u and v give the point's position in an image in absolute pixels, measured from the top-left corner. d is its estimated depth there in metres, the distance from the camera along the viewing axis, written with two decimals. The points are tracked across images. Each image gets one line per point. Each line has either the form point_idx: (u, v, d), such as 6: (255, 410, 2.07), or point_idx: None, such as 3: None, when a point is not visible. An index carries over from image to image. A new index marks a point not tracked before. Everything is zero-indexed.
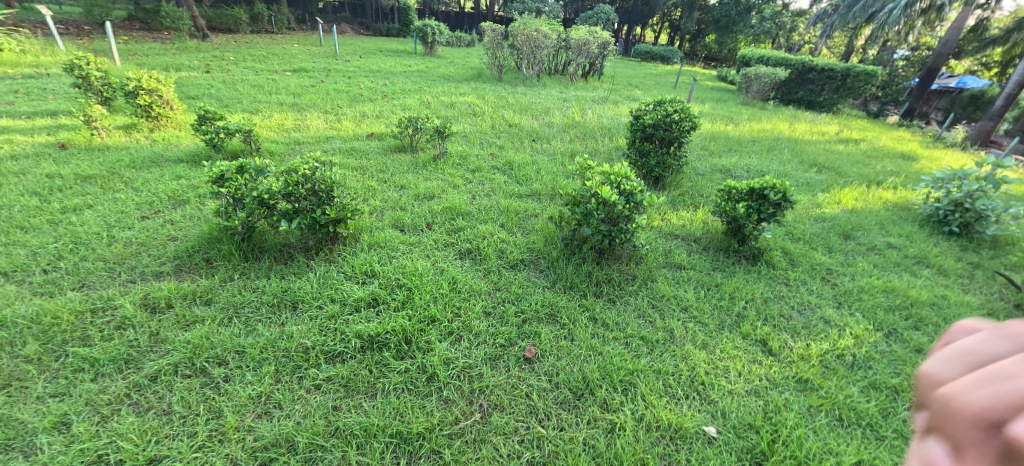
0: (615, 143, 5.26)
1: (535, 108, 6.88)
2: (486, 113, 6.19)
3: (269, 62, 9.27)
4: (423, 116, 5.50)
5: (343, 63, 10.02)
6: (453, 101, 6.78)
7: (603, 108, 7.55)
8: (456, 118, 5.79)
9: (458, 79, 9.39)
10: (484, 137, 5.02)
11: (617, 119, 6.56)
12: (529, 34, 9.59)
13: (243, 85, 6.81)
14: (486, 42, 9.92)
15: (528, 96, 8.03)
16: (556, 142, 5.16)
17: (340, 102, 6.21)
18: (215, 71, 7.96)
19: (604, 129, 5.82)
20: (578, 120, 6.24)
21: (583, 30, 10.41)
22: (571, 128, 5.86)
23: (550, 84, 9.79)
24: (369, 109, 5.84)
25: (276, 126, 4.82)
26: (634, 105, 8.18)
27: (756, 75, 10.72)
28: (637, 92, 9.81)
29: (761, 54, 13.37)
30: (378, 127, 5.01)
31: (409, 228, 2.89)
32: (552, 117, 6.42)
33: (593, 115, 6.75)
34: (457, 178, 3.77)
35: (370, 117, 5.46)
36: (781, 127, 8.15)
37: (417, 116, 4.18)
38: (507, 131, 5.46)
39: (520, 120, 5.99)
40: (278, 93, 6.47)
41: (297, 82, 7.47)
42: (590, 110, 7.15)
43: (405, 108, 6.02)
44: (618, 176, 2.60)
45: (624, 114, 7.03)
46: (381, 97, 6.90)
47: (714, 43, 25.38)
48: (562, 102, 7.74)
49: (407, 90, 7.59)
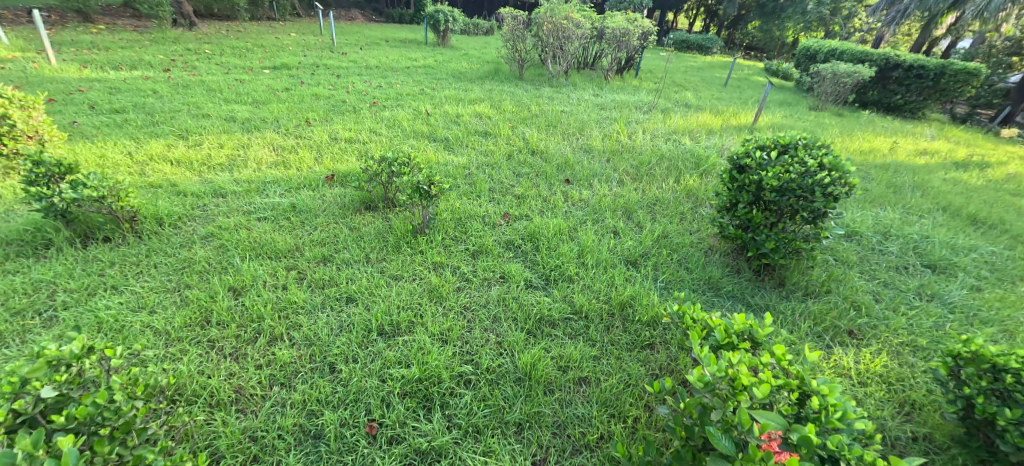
0: (684, 187, 3.66)
1: (565, 122, 5.28)
2: (502, 130, 4.66)
3: (249, 57, 7.90)
4: (414, 143, 4.02)
5: (337, 58, 8.58)
6: (460, 111, 5.25)
7: (652, 120, 5.89)
8: (460, 140, 4.26)
9: (470, 77, 7.80)
10: (497, 179, 3.51)
11: (676, 141, 4.91)
12: (557, 22, 7.89)
13: (199, 91, 5.43)
14: (505, 32, 8.28)
15: (554, 101, 6.47)
16: (600, 183, 3.59)
17: (312, 116, 4.77)
18: (179, 69, 6.63)
19: (663, 160, 4.20)
20: (624, 143, 4.64)
21: (621, 18, 8.69)
22: (617, 156, 4.26)
23: (581, 84, 8.13)
24: (344, 128, 4.37)
25: (201, 161, 3.40)
26: (690, 116, 6.47)
27: (833, 74, 8.68)
28: (687, 95, 8.09)
29: (830, 47, 11.21)
30: (347, 160, 3.55)
31: (327, 446, 1.43)
32: (589, 135, 4.84)
33: (643, 133, 5.11)
34: (446, 275, 2.26)
35: (342, 141, 3.99)
36: (880, 145, 6.34)
37: (391, 159, 2.67)
38: (528, 163, 3.92)
39: (547, 143, 4.44)
40: (237, 102, 5.05)
41: (270, 84, 6.05)
42: (636, 124, 5.51)
43: (392, 127, 4.53)
44: (825, 420, 1.03)
45: (682, 131, 5.36)
46: (368, 106, 5.41)
47: (758, 31, 22.86)
48: (598, 112, 6.13)
49: (406, 94, 6.09)
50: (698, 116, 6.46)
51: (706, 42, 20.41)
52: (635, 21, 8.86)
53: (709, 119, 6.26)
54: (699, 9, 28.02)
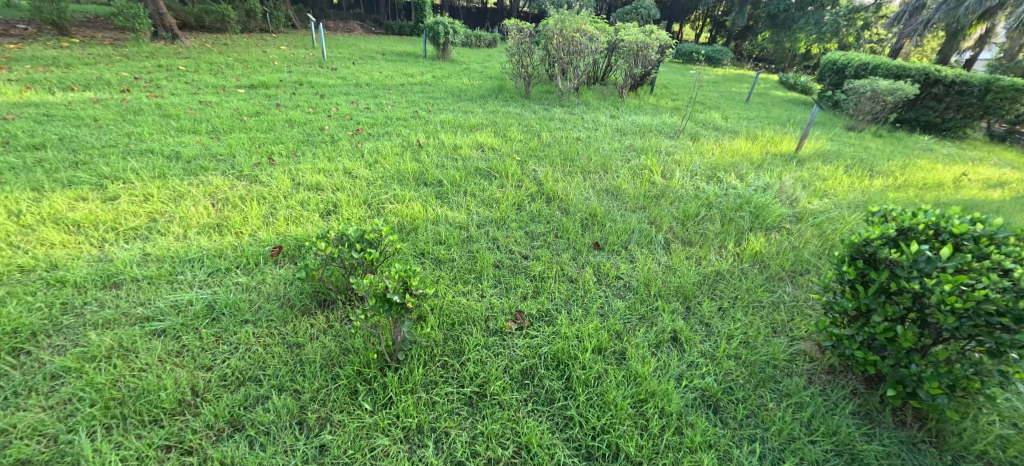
0: (749, 254, 2.78)
1: (583, 155, 4.43)
2: (509, 167, 3.81)
3: (226, 74, 7.12)
4: (399, 189, 3.17)
5: (326, 74, 7.80)
6: (459, 140, 4.41)
7: (683, 149, 5.02)
8: (457, 184, 3.41)
9: (471, 96, 6.99)
10: (504, 245, 2.65)
11: (719, 178, 4.04)
12: (568, 35, 7.08)
13: (152, 118, 4.62)
14: (510, 45, 7.47)
15: (566, 126, 5.65)
16: (638, 250, 2.73)
17: (279, 150, 3.94)
18: (140, 89, 5.83)
19: (712, 210, 3.33)
20: (658, 183, 3.77)
21: (638, 30, 7.86)
22: (653, 204, 3.40)
23: (594, 103, 7.31)
24: (312, 168, 3.52)
25: (110, 224, 2.56)
26: (723, 143, 5.62)
27: (871, 91, 7.80)
28: (713, 116, 7.26)
29: (861, 61, 10.28)
30: (305, 222, 2.69)
31: None
32: (614, 173, 3.99)
33: (678, 168, 4.25)
34: (424, 455, 1.40)
35: (306, 189, 3.14)
36: (944, 177, 5.46)
37: (362, 251, 1.87)
38: (544, 217, 3.06)
39: (565, 186, 3.58)
40: (191, 133, 4.23)
41: (240, 108, 5.24)
42: (668, 156, 4.65)
43: (374, 164, 3.68)
44: None
45: (722, 164, 4.50)
46: (350, 135, 4.58)
47: (769, 42, 22.11)
48: (619, 138, 5.29)
49: (397, 119, 5.28)
50: (733, 143, 5.61)
51: (716, 54, 19.66)
52: (653, 33, 8.05)
53: (747, 147, 5.40)
54: (706, 20, 27.50)
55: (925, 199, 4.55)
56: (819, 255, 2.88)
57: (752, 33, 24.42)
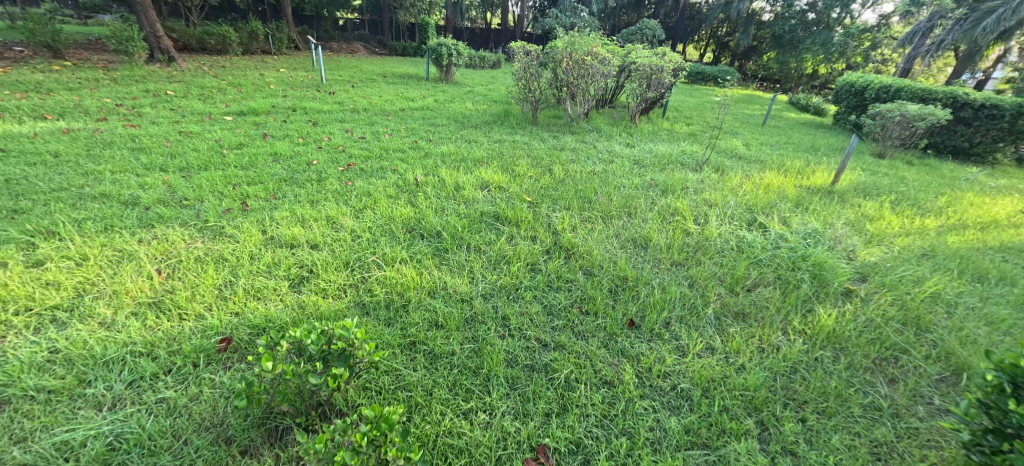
0: (821, 335, 2.23)
1: (601, 193, 3.92)
2: (519, 212, 3.29)
3: (216, 99, 6.71)
4: (390, 247, 2.66)
5: (322, 98, 7.40)
6: (461, 177, 3.91)
7: (711, 184, 4.51)
8: (459, 236, 2.89)
9: (474, 123, 6.56)
10: (516, 326, 2.12)
11: (759, 223, 3.52)
12: (579, 58, 6.65)
13: (121, 152, 4.15)
14: (516, 68, 7.04)
15: (579, 157, 5.19)
16: (684, 330, 2.19)
17: (256, 192, 3.45)
18: (118, 117, 5.40)
19: (761, 268, 2.79)
20: (693, 232, 3.24)
21: (650, 53, 7.45)
22: (690, 261, 2.87)
23: (607, 129, 6.85)
24: (289, 216, 3.02)
25: (20, 301, 2.03)
26: (751, 175, 5.12)
27: (900, 116, 7.26)
28: (734, 143, 6.78)
29: (881, 83, 9.79)
30: (269, 295, 2.17)
31: None
32: (640, 217, 3.47)
33: (711, 209, 3.73)
34: None
35: (277, 246, 2.62)
36: (1000, 213, 4.88)
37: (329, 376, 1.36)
38: (564, 281, 2.53)
39: (584, 236, 3.06)
40: (161, 170, 3.75)
41: (222, 138, 4.78)
42: (695, 194, 4.14)
43: (364, 209, 3.19)
44: None
45: (759, 204, 3.98)
46: (340, 171, 4.10)
47: (775, 62, 21.89)
48: (637, 170, 4.80)
49: (395, 151, 4.81)
50: (762, 175, 5.10)
51: (722, 74, 19.36)
52: (666, 56, 7.64)
53: (778, 180, 4.89)
54: (710, 41, 27.50)
55: (990, 243, 3.96)
56: (902, 332, 2.34)
57: (757, 52, 24.27)
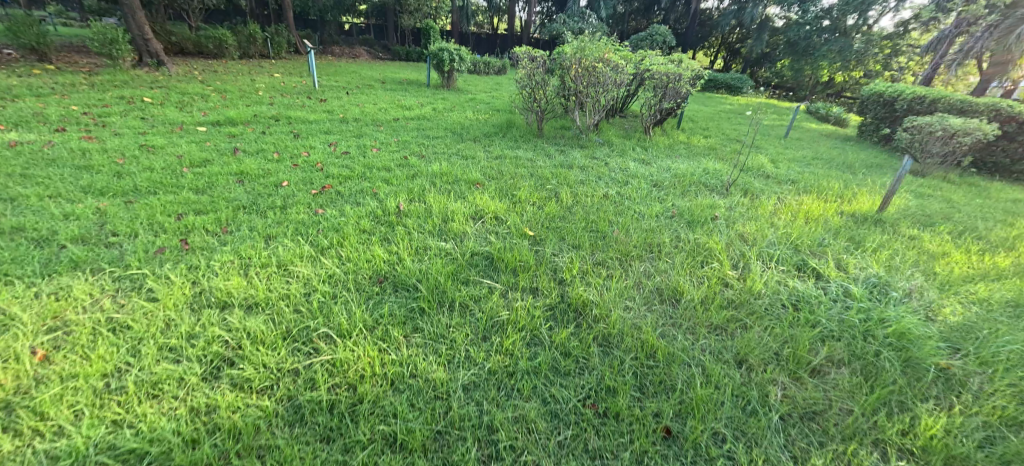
0: (929, 458, 1.63)
1: (617, 226, 3.32)
2: (519, 254, 2.70)
3: (194, 107, 6.19)
4: (351, 309, 2.09)
5: (311, 106, 6.86)
6: (451, 205, 3.32)
7: (742, 212, 3.89)
8: (441, 289, 2.31)
9: (474, 135, 5.99)
10: (508, 444, 1.53)
11: (810, 267, 2.90)
12: (589, 65, 6.06)
13: (63, 169, 3.60)
14: (520, 75, 6.46)
15: (589, 176, 4.59)
16: (740, 448, 1.59)
17: (204, 224, 2.89)
18: (79, 126, 4.87)
19: (827, 340, 2.18)
20: (732, 283, 2.62)
21: (666, 60, 6.85)
22: (735, 326, 2.26)
23: (618, 143, 6.26)
24: (233, 259, 2.45)
25: None
26: (785, 200, 4.49)
27: (942, 130, 6.58)
28: (758, 159, 6.17)
29: (914, 93, 9.07)
30: (169, 393, 1.61)
31: None
32: (665, 259, 2.86)
33: (748, 248, 3.11)
34: None
35: (205, 305, 2.06)
36: None
37: None
38: (575, 361, 1.93)
39: (599, 290, 2.45)
40: (99, 195, 3.20)
41: (185, 152, 4.22)
42: (727, 226, 3.52)
43: (328, 249, 2.61)
44: None
45: (803, 239, 3.35)
46: (313, 195, 3.54)
47: (788, 70, 21.14)
48: (656, 194, 4.19)
49: (380, 170, 4.24)
50: (798, 200, 4.48)
51: (735, 81, 18.67)
52: (683, 63, 7.03)
53: (819, 206, 4.25)
54: (720, 48, 26.90)
55: None
56: None
57: (769, 59, 23.56)
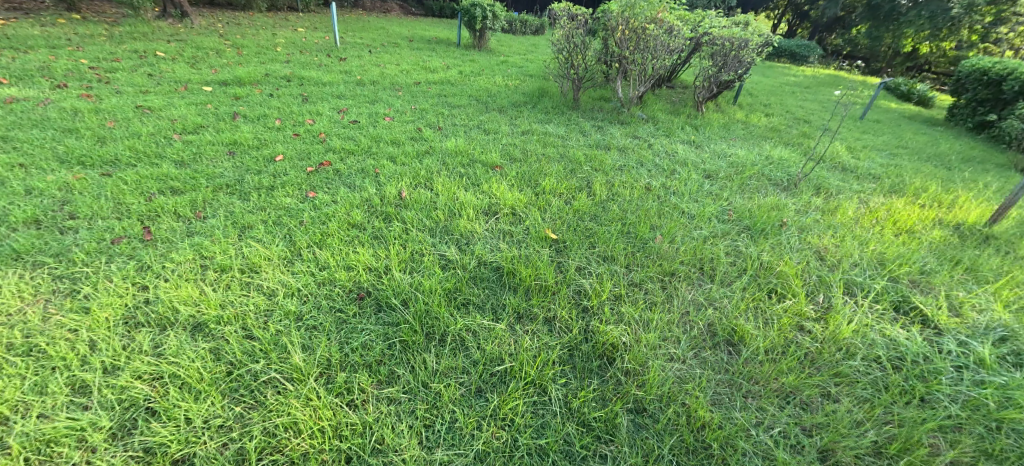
0: None
1: (660, 232, 2.72)
2: (536, 268, 2.18)
3: (206, 63, 5.82)
4: (316, 339, 1.66)
5: (329, 66, 6.36)
6: (461, 194, 2.80)
7: (815, 218, 3.18)
8: (433, 313, 1.84)
9: (500, 104, 5.36)
10: None
11: (911, 306, 2.25)
12: (639, 26, 5.21)
13: (46, 131, 3.31)
14: (557, 36, 5.68)
15: (629, 161, 3.93)
16: None
17: (175, 207, 2.51)
18: (82, 82, 4.59)
19: (939, 430, 1.62)
20: (809, 327, 2.02)
21: (730, 23, 5.86)
22: (812, 396, 1.71)
23: (665, 120, 5.47)
24: (193, 256, 2.06)
25: None
26: (867, 203, 3.71)
27: None
28: (831, 147, 5.26)
29: None
30: (64, 458, 1.26)
31: None
32: (720, 284, 2.28)
33: (828, 273, 2.46)
34: None
35: (141, 322, 1.68)
36: None
37: None
38: (596, 441, 1.45)
39: (633, 326, 1.93)
40: (75, 165, 2.88)
41: (181, 116, 3.85)
42: (798, 237, 2.84)
43: (307, 249, 2.18)
44: None
45: (898, 264, 2.66)
46: (308, 173, 3.10)
47: (865, 37, 18.60)
48: (709, 188, 3.50)
49: (389, 144, 3.74)
50: (883, 204, 3.69)
51: (801, 49, 16.67)
52: (749, 26, 6.00)
53: (912, 214, 3.47)
54: (787, 9, 24.10)
55: None
56: None
57: (843, 23, 20.89)
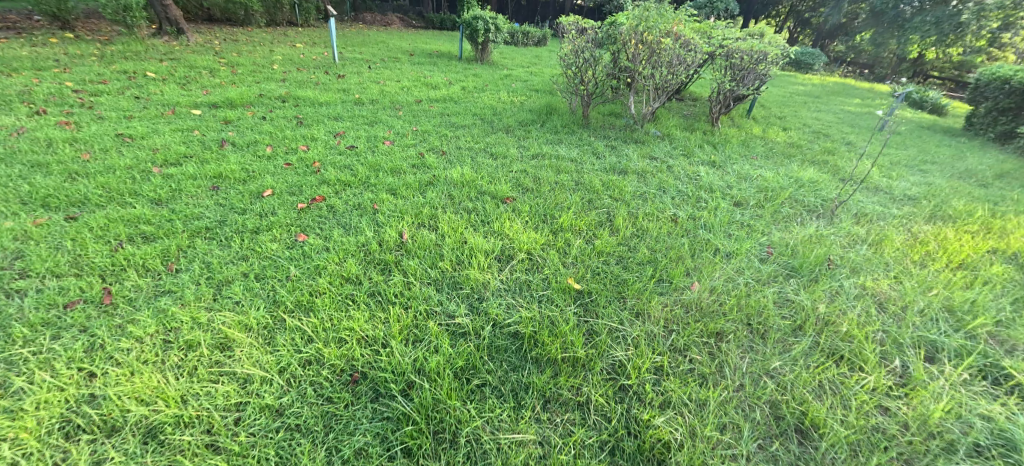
0: None
1: (697, 277, 2.39)
2: (560, 334, 1.86)
3: (198, 84, 5.56)
4: (296, 449, 1.36)
5: (326, 84, 6.10)
6: (470, 236, 2.49)
7: (864, 254, 2.85)
8: (441, 402, 1.52)
9: (507, 123, 5.07)
10: None
11: (1001, 371, 1.91)
12: (654, 40, 4.94)
13: (12, 166, 3.02)
14: (565, 51, 5.40)
15: (649, 187, 3.63)
16: None
17: (144, 259, 2.20)
18: (62, 107, 4.32)
19: None
20: (892, 407, 1.68)
21: (745, 35, 5.61)
22: None
23: (680, 137, 5.18)
24: (156, 329, 1.75)
25: None
26: (912, 231, 3.39)
27: None
28: (858, 164, 4.96)
29: None
30: None
31: None
32: (775, 346, 1.95)
33: (897, 328, 2.12)
34: None
35: (84, 427, 1.38)
36: None
37: None
38: None
39: (681, 412, 1.60)
40: (38, 208, 2.58)
41: (164, 145, 3.57)
42: (853, 279, 2.51)
43: (292, 314, 1.86)
44: None
45: (972, 313, 2.32)
46: (298, 211, 2.79)
47: (869, 43, 18.27)
48: (740, 219, 3.18)
49: (389, 172, 3.44)
50: (930, 232, 3.36)
51: (806, 56, 16.44)
52: (764, 38, 5.76)
53: (965, 245, 3.14)
54: (789, 17, 23.98)
55: None
56: None
57: (846, 30, 20.72)
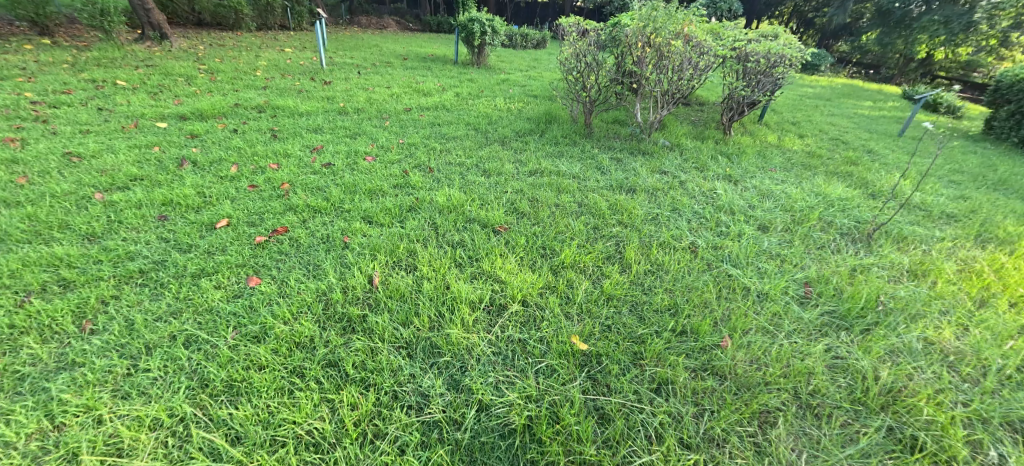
0: None
1: (727, 330, 1.97)
2: (564, 424, 1.46)
3: (171, 93, 5.17)
4: None
5: (310, 92, 5.71)
6: (455, 280, 2.08)
7: (917, 291, 2.44)
8: None
9: (502, 133, 4.67)
10: None
11: None
12: (662, 42, 4.53)
13: None
14: (565, 54, 5.00)
15: (661, 208, 3.21)
16: None
17: (51, 318, 1.80)
18: (13, 121, 3.94)
19: None
20: None
21: (758, 36, 5.22)
22: None
23: (690, 147, 4.78)
24: (37, 428, 1.36)
25: None
26: (962, 259, 2.98)
27: None
28: (885, 176, 4.54)
29: None
30: None
31: None
32: (835, 433, 1.54)
33: (983, 401, 1.71)
34: None
35: None
36: None
37: None
38: None
39: None
40: None
41: (115, 165, 3.17)
42: (914, 329, 2.09)
43: (218, 400, 1.47)
44: None
45: None
46: (255, 246, 2.38)
47: (874, 43, 17.84)
48: (769, 247, 2.77)
49: (367, 195, 3.04)
50: (983, 259, 2.95)
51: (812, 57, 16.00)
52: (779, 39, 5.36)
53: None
54: (793, 17, 23.54)
55: None
56: None
57: (852, 30, 20.27)
